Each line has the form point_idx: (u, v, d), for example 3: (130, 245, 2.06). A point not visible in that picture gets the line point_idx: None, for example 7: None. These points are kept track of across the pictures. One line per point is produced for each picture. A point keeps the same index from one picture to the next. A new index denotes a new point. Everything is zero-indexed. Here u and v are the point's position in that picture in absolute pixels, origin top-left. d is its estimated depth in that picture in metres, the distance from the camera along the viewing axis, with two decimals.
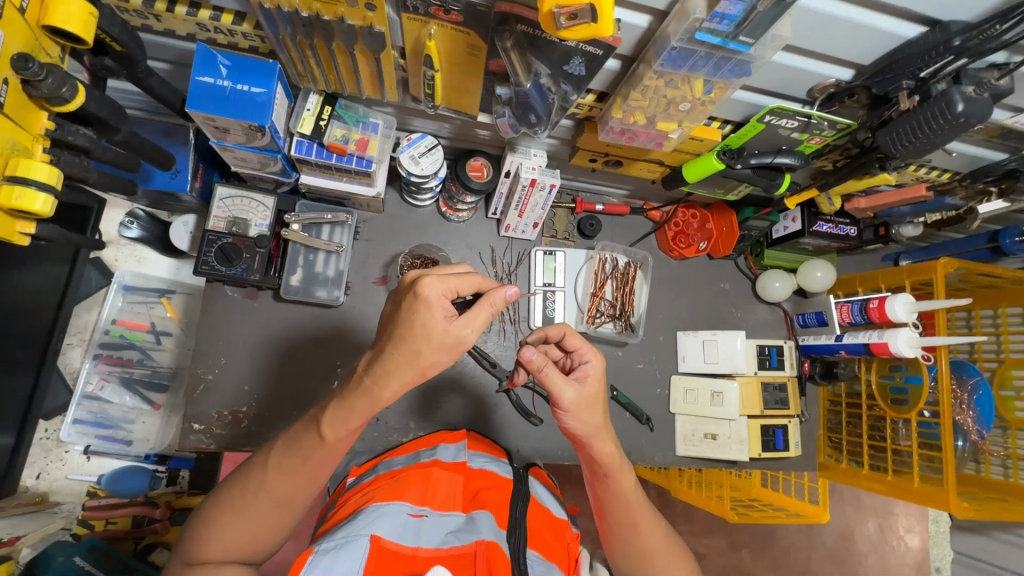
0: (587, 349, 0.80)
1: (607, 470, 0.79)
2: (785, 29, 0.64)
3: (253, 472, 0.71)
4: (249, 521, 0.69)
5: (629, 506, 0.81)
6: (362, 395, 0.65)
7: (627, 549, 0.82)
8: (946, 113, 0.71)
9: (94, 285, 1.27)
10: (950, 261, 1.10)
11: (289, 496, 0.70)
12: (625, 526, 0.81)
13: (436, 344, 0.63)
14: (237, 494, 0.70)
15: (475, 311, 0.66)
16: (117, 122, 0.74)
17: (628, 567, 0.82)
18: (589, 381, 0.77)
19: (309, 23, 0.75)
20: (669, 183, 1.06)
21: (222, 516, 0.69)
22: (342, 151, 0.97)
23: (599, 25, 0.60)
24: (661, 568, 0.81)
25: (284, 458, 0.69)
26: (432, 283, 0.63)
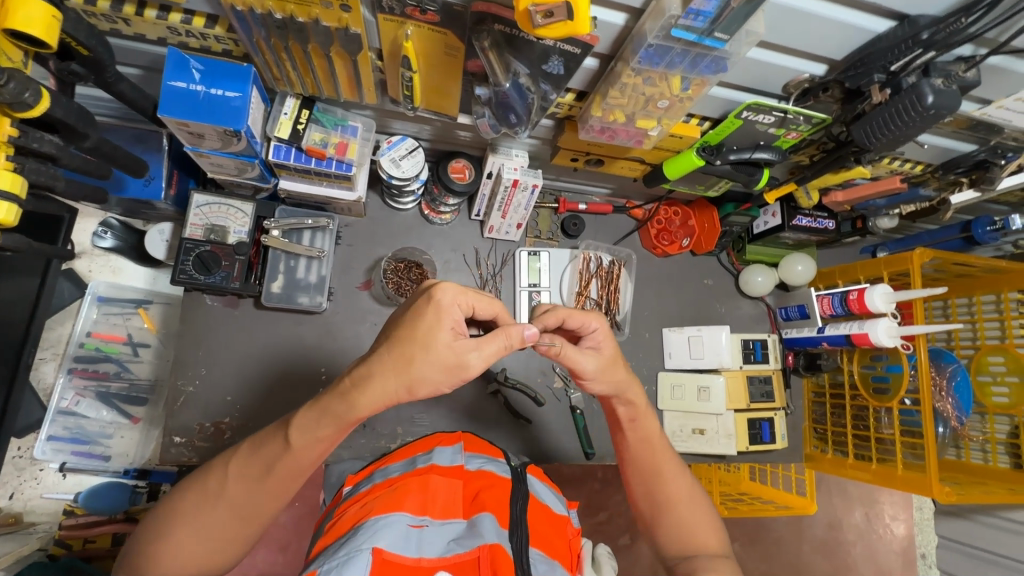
0: (591, 317, 0.79)
1: (634, 417, 0.84)
2: (759, 25, 0.65)
3: (210, 480, 0.68)
4: (205, 533, 0.67)
5: (654, 453, 0.84)
6: (350, 399, 0.65)
7: (654, 496, 0.83)
8: (917, 105, 0.72)
9: (67, 297, 1.24)
10: (924, 252, 1.12)
11: (252, 507, 0.69)
12: (649, 473, 0.84)
13: (433, 357, 0.64)
14: (191, 505, 0.67)
15: (488, 338, 0.67)
16: (86, 128, 0.72)
17: (650, 516, 0.83)
18: (602, 345, 0.80)
19: (284, 25, 0.73)
20: (651, 180, 1.06)
21: (174, 528, 0.67)
22: (320, 155, 0.96)
23: (575, 23, 0.60)
24: (685, 518, 0.81)
25: (247, 463, 0.68)
26: (448, 291, 0.66)
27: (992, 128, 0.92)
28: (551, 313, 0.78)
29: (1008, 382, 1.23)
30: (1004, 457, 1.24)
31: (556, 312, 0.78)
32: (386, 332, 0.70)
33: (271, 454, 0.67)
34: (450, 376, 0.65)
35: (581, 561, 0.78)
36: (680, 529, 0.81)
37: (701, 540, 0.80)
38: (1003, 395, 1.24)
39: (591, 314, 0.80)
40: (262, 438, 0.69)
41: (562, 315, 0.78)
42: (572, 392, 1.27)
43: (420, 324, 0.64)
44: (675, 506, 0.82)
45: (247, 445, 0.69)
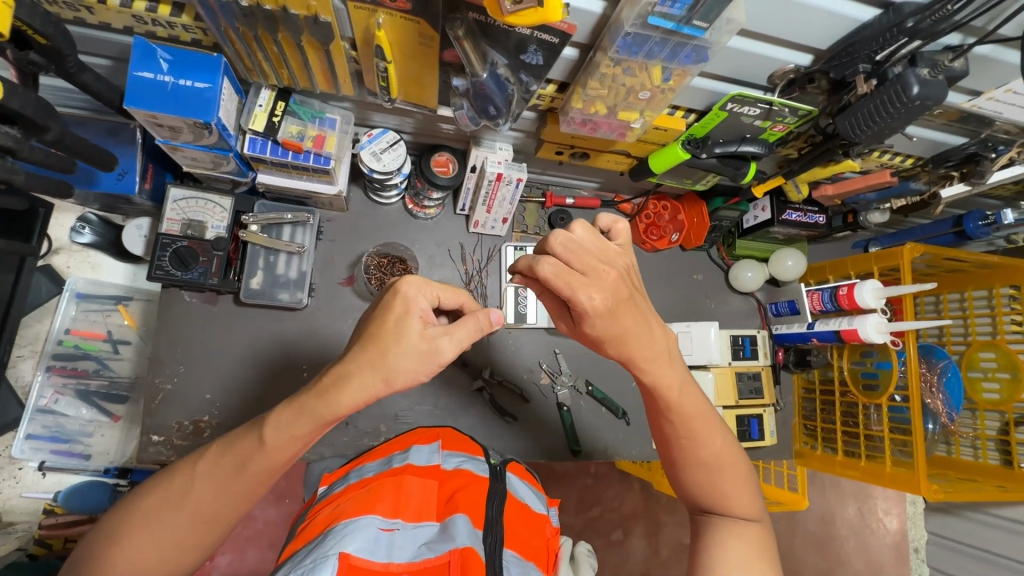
0: (576, 293, 0.62)
1: (659, 374, 0.72)
2: (739, 12, 0.63)
3: (177, 479, 0.67)
4: (165, 537, 0.65)
5: (682, 414, 0.75)
6: (320, 397, 0.63)
7: (681, 457, 0.78)
8: (902, 97, 0.70)
9: (45, 293, 1.22)
10: (915, 247, 1.11)
11: (214, 513, 0.67)
12: (678, 433, 0.76)
13: (406, 348, 0.62)
14: (153, 507, 0.65)
15: (457, 325, 0.65)
16: (47, 120, 0.70)
17: (679, 473, 0.79)
18: (589, 323, 0.65)
19: (251, 13, 0.71)
20: (636, 174, 1.04)
21: (132, 527, 0.64)
22: (297, 148, 0.94)
23: (545, 10, 0.58)
24: (715, 479, 0.77)
25: (217, 463, 0.67)
26: (412, 282, 0.65)
27: (983, 121, 0.91)
28: (529, 260, 0.65)
29: (999, 378, 1.21)
30: (993, 453, 1.24)
31: (537, 267, 0.63)
32: (358, 328, 0.69)
33: (241, 453, 0.66)
34: (425, 362, 0.63)
35: (558, 562, 0.77)
36: (708, 491, 0.77)
37: (730, 502, 0.77)
38: (994, 391, 1.22)
39: (583, 287, 0.62)
40: (234, 440, 0.68)
41: (538, 273, 0.63)
42: (558, 388, 1.26)
43: (389, 316, 0.63)
44: (703, 470, 0.77)
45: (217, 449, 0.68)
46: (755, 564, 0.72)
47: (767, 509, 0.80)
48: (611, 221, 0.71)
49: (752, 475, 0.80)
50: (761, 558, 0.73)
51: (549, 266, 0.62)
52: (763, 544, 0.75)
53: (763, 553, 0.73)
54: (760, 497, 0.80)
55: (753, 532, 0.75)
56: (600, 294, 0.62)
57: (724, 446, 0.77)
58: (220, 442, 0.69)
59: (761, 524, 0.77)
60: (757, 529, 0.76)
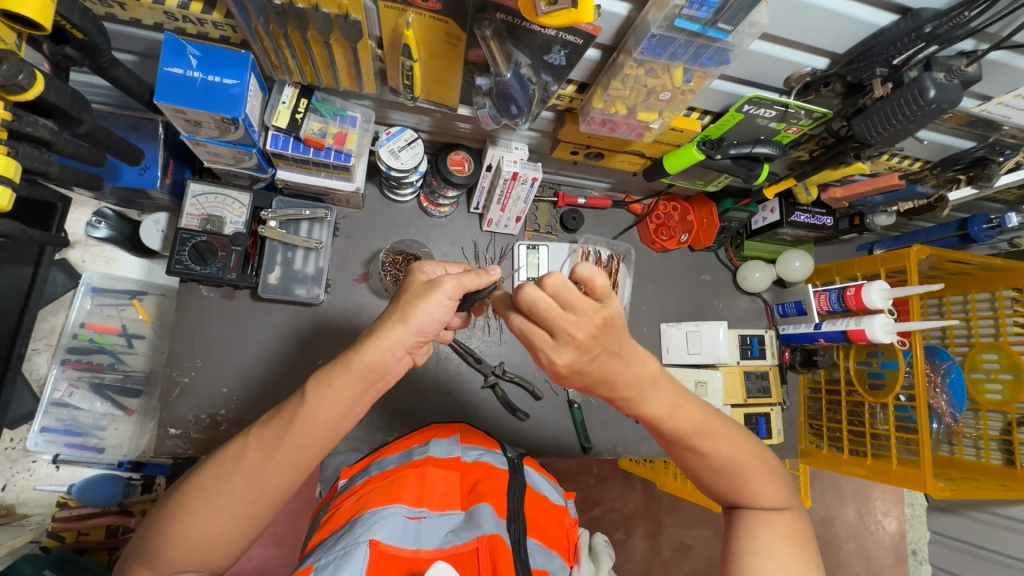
0: (539, 352, 0.62)
1: (643, 406, 0.69)
2: (762, 16, 0.65)
3: (227, 451, 0.65)
4: (222, 506, 0.63)
5: (682, 431, 0.72)
6: (348, 387, 0.64)
7: (693, 466, 0.76)
8: (918, 100, 0.72)
9: (60, 287, 1.23)
10: (922, 248, 1.12)
11: (267, 479, 0.65)
12: (682, 446, 0.74)
13: (414, 292, 0.65)
14: (210, 476, 0.64)
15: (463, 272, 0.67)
16: (80, 114, 0.72)
17: (700, 478, 0.78)
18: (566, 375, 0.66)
19: (283, 11, 0.73)
20: (650, 174, 1.06)
21: (189, 500, 0.63)
22: (319, 145, 0.95)
23: (578, 11, 0.60)
24: (735, 479, 0.75)
25: (266, 430, 0.65)
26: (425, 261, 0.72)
27: (991, 125, 0.93)
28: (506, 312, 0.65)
29: (1002, 379, 1.23)
30: (996, 453, 1.25)
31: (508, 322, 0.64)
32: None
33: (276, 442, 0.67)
34: (432, 297, 0.63)
35: (578, 553, 0.77)
36: (731, 491, 0.76)
37: (755, 496, 0.75)
38: (997, 391, 1.24)
39: (552, 346, 0.60)
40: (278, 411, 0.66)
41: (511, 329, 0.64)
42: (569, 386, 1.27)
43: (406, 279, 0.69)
44: (719, 473, 0.75)
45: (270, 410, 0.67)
46: (790, 551, 0.71)
47: (795, 492, 0.78)
48: (588, 274, 0.55)
49: (772, 463, 0.79)
50: (794, 546, 0.72)
51: (516, 321, 0.62)
52: (795, 531, 0.74)
53: (795, 540, 0.72)
54: (785, 483, 0.78)
55: (783, 521, 0.74)
56: (563, 355, 0.60)
57: (735, 447, 0.74)
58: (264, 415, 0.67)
59: (790, 510, 0.75)
60: (788, 516, 0.75)
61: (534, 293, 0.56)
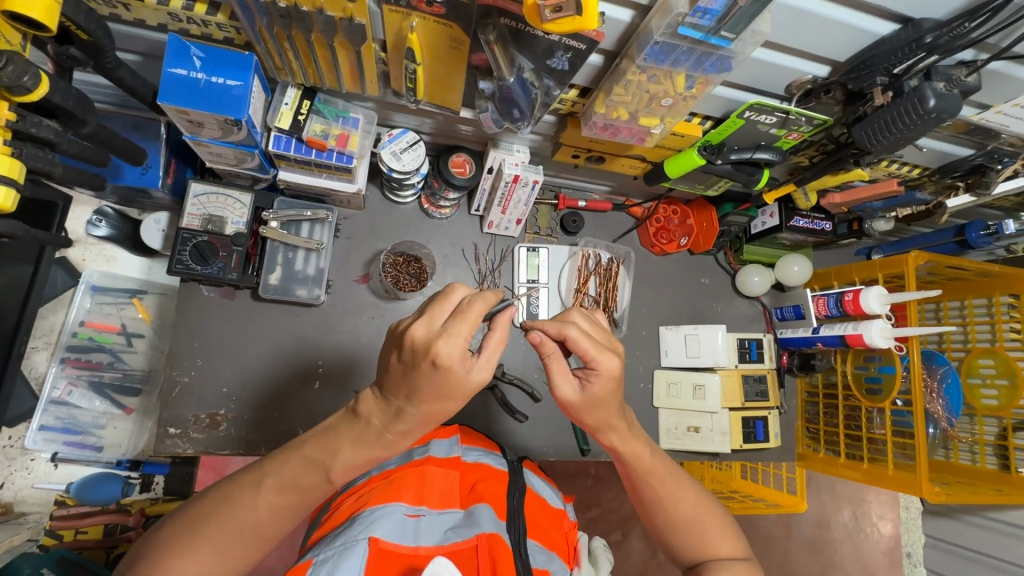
0: (597, 356, 0.70)
1: (631, 443, 0.79)
2: (765, 24, 0.66)
3: (237, 500, 0.66)
4: (224, 554, 0.64)
5: (656, 475, 0.81)
6: None
7: (660, 521, 0.82)
8: (918, 108, 0.73)
9: (61, 286, 1.23)
10: (919, 255, 1.13)
11: (271, 532, 0.68)
12: (652, 496, 0.81)
13: (460, 393, 0.60)
14: (219, 525, 0.64)
15: (489, 347, 0.61)
16: (85, 114, 0.72)
17: (664, 536, 0.83)
18: (593, 387, 0.72)
19: (287, 13, 0.72)
20: (652, 179, 1.07)
21: (193, 544, 0.63)
22: (321, 146, 0.95)
23: (583, 18, 0.61)
24: (697, 532, 0.80)
25: (281, 494, 0.67)
26: (449, 345, 0.56)
27: (989, 134, 0.94)
28: (557, 324, 0.70)
29: (998, 384, 1.24)
30: (992, 458, 1.26)
31: (565, 330, 0.69)
32: (398, 387, 0.62)
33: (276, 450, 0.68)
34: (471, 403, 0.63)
35: (578, 555, 0.78)
36: (692, 543, 0.80)
37: (715, 549, 0.80)
38: (993, 397, 1.25)
39: (604, 351, 0.70)
40: (288, 473, 0.67)
41: (567, 335, 0.69)
42: None
43: (452, 377, 0.58)
44: (685, 526, 0.81)
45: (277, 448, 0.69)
46: None
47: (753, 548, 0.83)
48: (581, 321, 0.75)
49: (731, 519, 0.84)
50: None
51: (575, 331, 0.69)
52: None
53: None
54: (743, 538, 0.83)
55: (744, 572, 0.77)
56: (615, 360, 0.71)
57: (697, 498, 0.82)
58: (276, 471, 0.67)
59: (750, 561, 0.79)
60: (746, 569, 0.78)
61: (579, 320, 0.75)
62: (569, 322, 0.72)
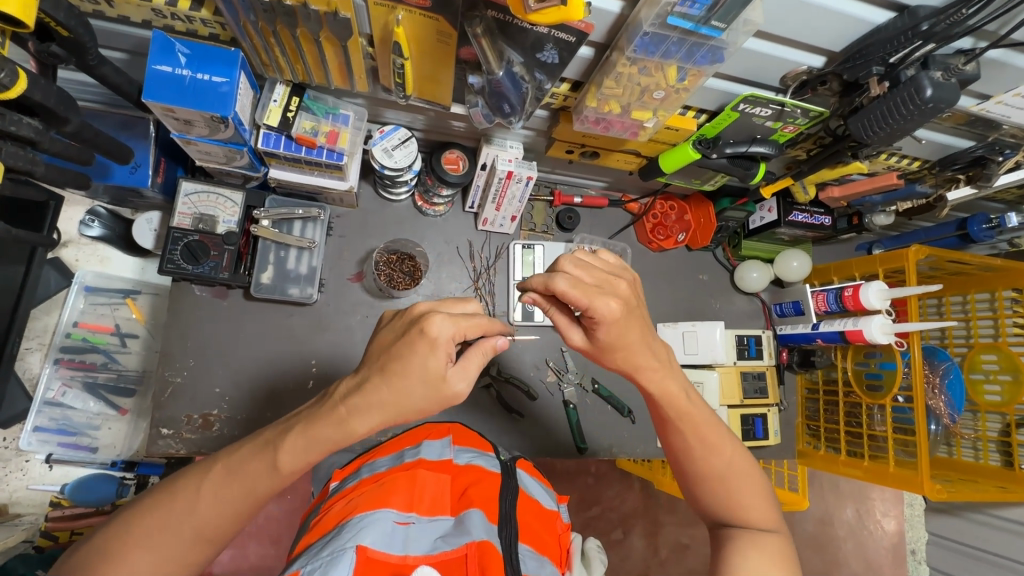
0: (593, 303, 0.63)
1: (665, 383, 0.75)
2: (756, 13, 0.64)
3: (178, 496, 0.65)
4: (163, 555, 0.63)
5: (692, 423, 0.76)
6: None
7: (692, 472, 0.79)
8: (915, 99, 0.71)
9: (54, 286, 1.22)
10: (920, 249, 1.12)
11: (214, 531, 0.66)
12: (687, 445, 0.77)
13: (428, 386, 0.63)
14: (156, 524, 0.64)
15: (468, 356, 0.66)
16: (67, 112, 0.71)
17: (693, 486, 0.81)
18: (598, 334, 0.68)
19: (271, 8, 0.71)
20: (646, 174, 1.05)
21: (132, 547, 0.62)
22: (311, 144, 0.94)
23: (568, 9, 0.60)
24: (729, 489, 0.77)
25: (221, 488, 0.65)
26: (443, 324, 0.62)
27: (990, 124, 0.92)
28: (544, 278, 0.65)
29: (1001, 380, 1.22)
30: (995, 454, 1.24)
31: (551, 283, 0.63)
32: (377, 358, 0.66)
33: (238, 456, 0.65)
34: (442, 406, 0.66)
35: (570, 558, 0.77)
36: (720, 501, 0.78)
37: (744, 513, 0.77)
38: (996, 392, 1.23)
39: (598, 296, 0.63)
40: (248, 466, 0.66)
41: (552, 289, 0.63)
42: (564, 386, 1.27)
43: (431, 356, 0.62)
44: (717, 482, 0.78)
45: (258, 447, 0.68)
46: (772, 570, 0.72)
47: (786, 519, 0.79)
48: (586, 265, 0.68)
49: (767, 484, 0.81)
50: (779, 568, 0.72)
51: (564, 283, 0.62)
52: (782, 553, 0.74)
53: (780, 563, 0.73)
54: (776, 509, 0.80)
55: (770, 543, 0.75)
56: (616, 301, 0.64)
57: (735, 456, 0.78)
58: (251, 472, 0.66)
59: (779, 535, 0.77)
60: (774, 538, 0.76)
61: (571, 265, 0.65)
62: (556, 271, 0.65)
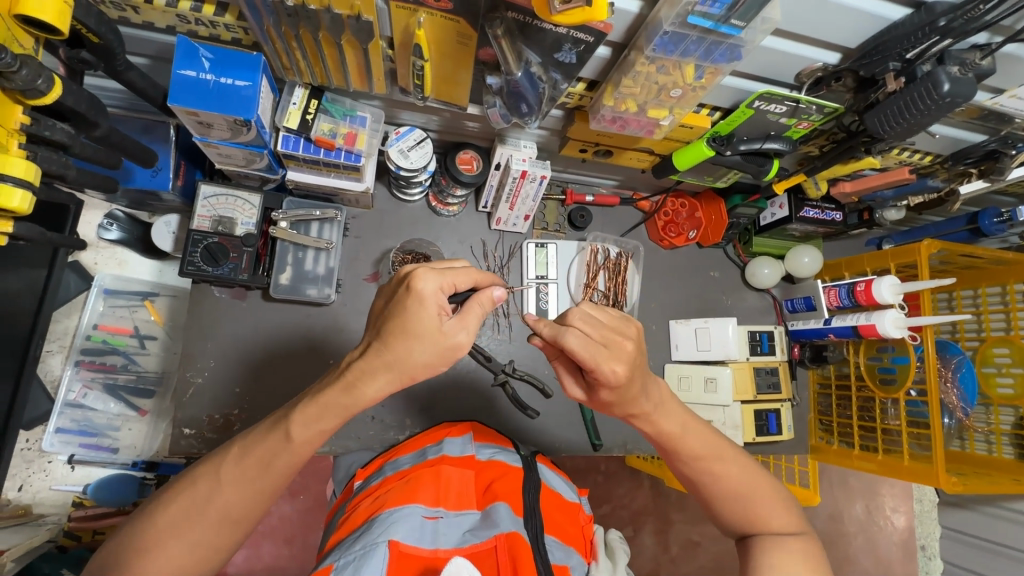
0: (599, 364, 0.66)
1: (660, 423, 0.76)
2: (775, 11, 0.65)
3: (197, 484, 0.66)
4: (192, 541, 0.64)
5: (695, 450, 0.78)
6: (351, 393, 0.65)
7: (706, 495, 0.80)
8: (932, 93, 0.72)
9: (74, 289, 1.24)
10: (932, 243, 1.12)
11: (241, 512, 0.67)
12: (697, 470, 0.79)
13: (428, 341, 0.64)
14: (179, 514, 0.64)
15: (467, 311, 0.67)
16: (97, 117, 0.73)
17: (713, 509, 0.81)
18: (601, 393, 0.72)
19: (295, 12, 0.73)
20: (660, 171, 1.06)
21: (159, 537, 0.63)
22: (330, 145, 0.95)
23: (592, 9, 0.61)
24: (748, 504, 0.78)
25: (240, 471, 0.66)
26: (427, 279, 0.64)
27: (1002, 119, 0.93)
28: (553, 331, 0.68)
29: (1013, 373, 1.23)
30: (1009, 448, 1.24)
31: (560, 338, 0.66)
32: (374, 326, 0.68)
33: (263, 449, 0.66)
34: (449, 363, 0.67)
35: (593, 548, 0.78)
36: (741, 517, 0.78)
37: (768, 523, 0.77)
38: (1008, 385, 1.24)
39: (604, 359, 0.66)
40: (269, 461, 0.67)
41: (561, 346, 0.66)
42: None
43: (421, 310, 0.63)
44: (733, 499, 0.78)
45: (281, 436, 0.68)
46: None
47: (806, 517, 0.80)
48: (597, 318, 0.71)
49: (781, 488, 0.81)
50: (812, 568, 0.72)
51: (576, 336, 0.66)
52: (812, 555, 0.74)
53: (812, 563, 0.72)
54: (797, 510, 0.80)
55: (798, 543, 0.75)
56: (623, 364, 0.66)
57: (742, 470, 0.79)
58: (276, 467, 0.67)
59: (805, 536, 0.76)
60: (801, 540, 0.75)
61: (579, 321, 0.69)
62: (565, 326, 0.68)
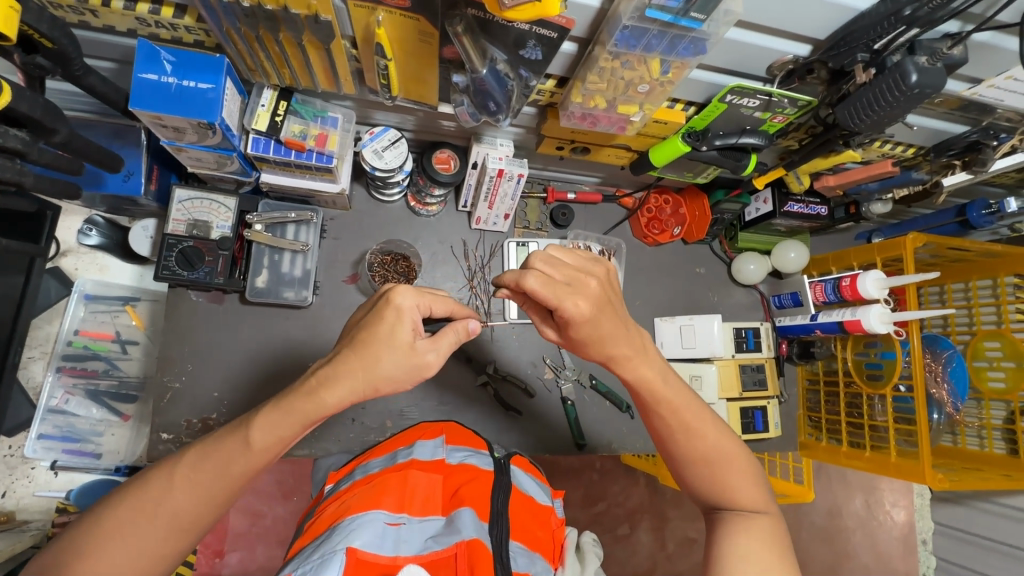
0: (562, 301, 0.66)
1: (639, 368, 0.76)
2: (736, 3, 0.64)
3: (151, 487, 0.65)
4: (136, 549, 0.63)
5: (673, 403, 0.77)
6: (310, 399, 0.65)
7: (680, 455, 0.79)
8: (901, 85, 0.70)
9: (54, 295, 1.24)
10: (918, 236, 1.10)
11: (191, 520, 0.66)
12: (672, 426, 0.78)
13: (396, 353, 0.64)
14: (127, 518, 0.64)
15: (441, 335, 0.69)
16: (54, 122, 0.72)
17: (681, 470, 0.80)
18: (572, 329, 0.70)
19: (252, 13, 0.72)
20: (637, 167, 1.04)
21: (104, 540, 0.62)
22: (300, 147, 0.95)
23: (543, 5, 0.60)
24: (718, 470, 0.77)
25: (195, 476, 0.65)
26: (406, 293, 0.66)
27: (984, 109, 0.90)
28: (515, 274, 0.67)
29: (1004, 367, 1.21)
30: (1000, 442, 1.23)
31: (521, 282, 0.65)
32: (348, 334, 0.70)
33: (220, 456, 0.65)
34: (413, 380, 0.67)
35: (563, 554, 0.78)
36: (710, 483, 0.77)
37: (735, 495, 0.76)
38: (999, 379, 1.21)
39: (567, 296, 0.66)
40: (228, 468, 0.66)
41: (523, 287, 0.65)
42: (562, 382, 1.26)
43: (393, 325, 0.65)
44: (705, 463, 0.77)
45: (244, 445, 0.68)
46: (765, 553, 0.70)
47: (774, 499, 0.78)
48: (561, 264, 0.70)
49: (755, 466, 0.80)
50: (770, 547, 0.71)
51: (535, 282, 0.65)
52: (774, 535, 0.73)
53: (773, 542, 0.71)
54: (766, 489, 0.79)
55: (763, 523, 0.74)
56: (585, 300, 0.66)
57: (722, 435, 0.78)
58: (234, 475, 0.66)
59: (770, 515, 0.75)
60: (765, 520, 0.74)
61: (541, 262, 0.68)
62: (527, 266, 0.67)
